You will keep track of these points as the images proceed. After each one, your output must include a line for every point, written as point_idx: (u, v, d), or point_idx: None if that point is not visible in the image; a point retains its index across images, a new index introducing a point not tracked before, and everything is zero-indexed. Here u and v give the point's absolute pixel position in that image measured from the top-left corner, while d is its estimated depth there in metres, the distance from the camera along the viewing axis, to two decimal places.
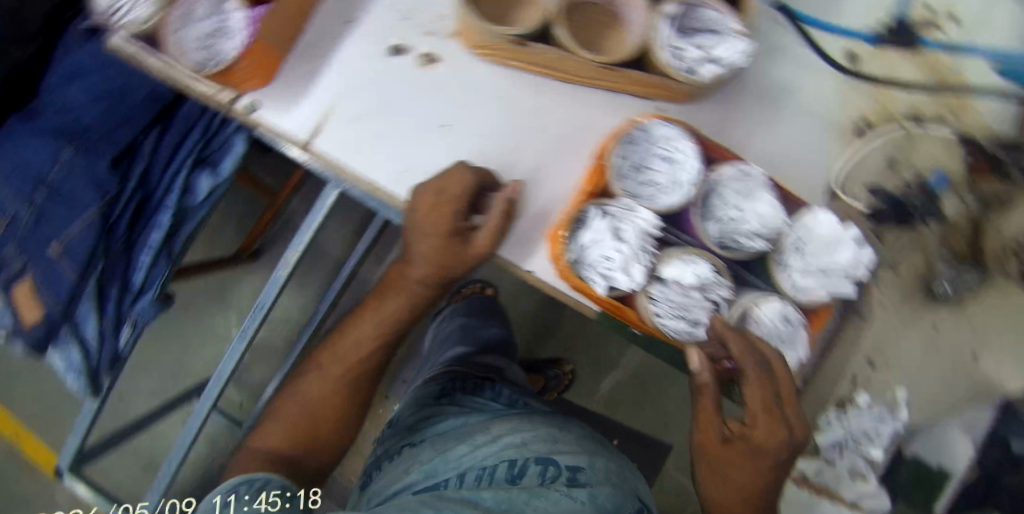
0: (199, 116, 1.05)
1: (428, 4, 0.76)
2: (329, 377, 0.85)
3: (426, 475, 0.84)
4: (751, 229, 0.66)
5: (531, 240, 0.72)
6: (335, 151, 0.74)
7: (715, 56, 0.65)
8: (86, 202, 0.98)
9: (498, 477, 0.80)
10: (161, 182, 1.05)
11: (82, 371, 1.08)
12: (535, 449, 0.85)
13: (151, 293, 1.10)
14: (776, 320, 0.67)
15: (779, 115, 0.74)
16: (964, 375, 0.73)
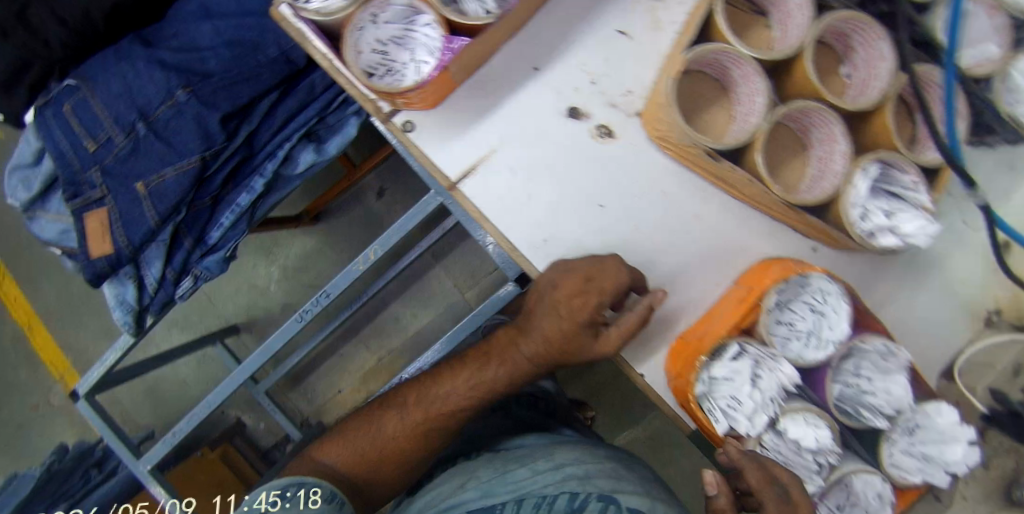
0: (319, 91, 1.06)
1: (621, 77, 0.73)
2: (413, 410, 0.92)
3: (482, 494, 0.91)
4: (875, 404, 0.66)
5: (649, 343, 0.73)
6: (482, 200, 0.73)
7: (896, 227, 0.65)
8: (189, 149, 0.97)
9: (554, 509, 0.85)
10: (268, 146, 1.06)
11: (133, 307, 1.08)
12: (600, 485, 0.88)
13: (222, 252, 1.10)
14: (870, 498, 0.66)
15: (918, 283, 0.75)
16: None
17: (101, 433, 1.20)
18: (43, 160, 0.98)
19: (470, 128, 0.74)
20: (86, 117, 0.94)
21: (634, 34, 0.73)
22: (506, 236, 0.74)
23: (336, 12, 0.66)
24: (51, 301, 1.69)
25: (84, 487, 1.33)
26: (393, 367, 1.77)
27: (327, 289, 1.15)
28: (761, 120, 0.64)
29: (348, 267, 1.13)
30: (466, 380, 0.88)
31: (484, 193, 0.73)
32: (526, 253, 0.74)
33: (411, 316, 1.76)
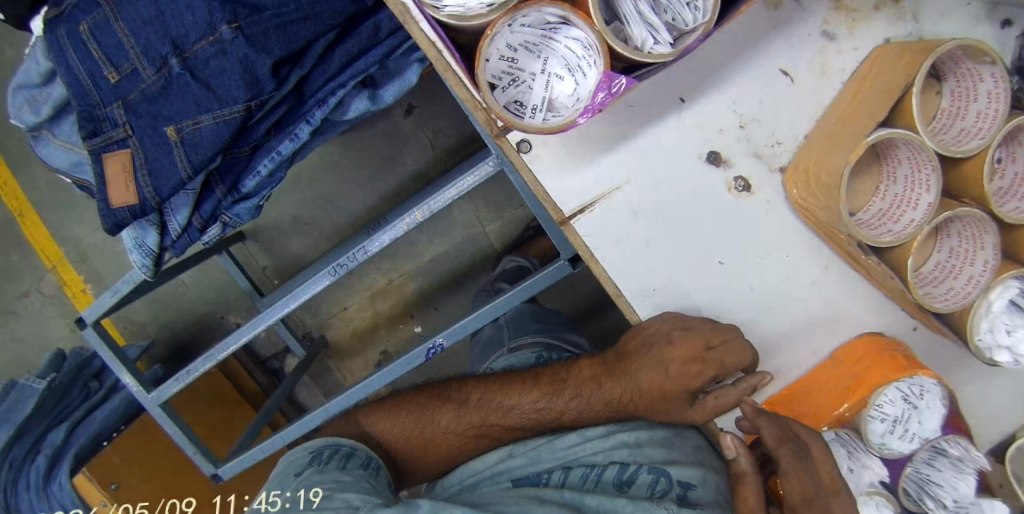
0: (382, 32, 0.94)
1: (766, 128, 0.66)
2: (471, 412, 0.85)
3: (529, 461, 0.81)
4: (940, 499, 0.68)
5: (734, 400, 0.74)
6: (595, 240, 0.69)
7: (1014, 346, 0.63)
8: (233, 97, 0.85)
9: (603, 482, 0.76)
10: (321, 92, 0.95)
11: (155, 251, 0.99)
12: (652, 455, 0.77)
13: (254, 201, 1.03)
14: None
15: (999, 371, 0.74)
16: None
17: (110, 366, 1.14)
18: (54, 83, 0.83)
19: (595, 159, 0.67)
20: (109, 44, 0.80)
21: (796, 79, 0.65)
22: (612, 279, 0.70)
23: (475, 19, 0.52)
24: (38, 186, 1.53)
25: (84, 405, 1.29)
26: (402, 292, 1.66)
27: (371, 242, 1.08)
28: (923, 222, 0.59)
29: (391, 225, 1.05)
30: (538, 398, 0.83)
31: (599, 232, 0.69)
32: (631, 299, 0.71)
33: (427, 242, 1.60)
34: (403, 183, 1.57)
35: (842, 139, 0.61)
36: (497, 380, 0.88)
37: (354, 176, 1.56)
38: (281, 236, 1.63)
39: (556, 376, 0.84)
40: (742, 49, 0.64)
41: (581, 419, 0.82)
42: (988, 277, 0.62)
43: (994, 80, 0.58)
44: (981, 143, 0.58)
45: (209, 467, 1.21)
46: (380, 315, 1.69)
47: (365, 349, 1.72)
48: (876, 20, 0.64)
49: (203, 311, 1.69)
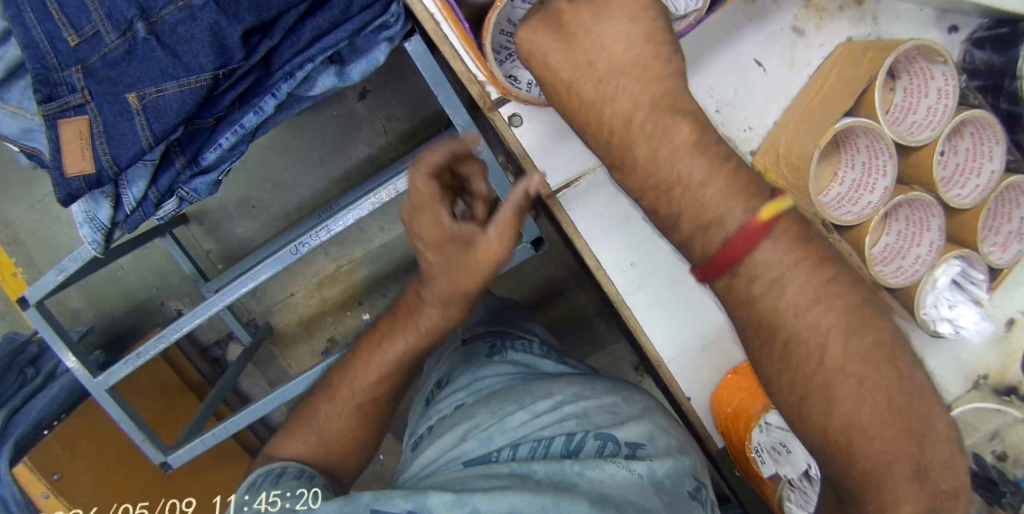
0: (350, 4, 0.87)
1: (741, 113, 0.70)
2: (370, 364, 0.78)
3: (477, 444, 0.66)
4: None
5: (701, 370, 0.75)
6: (577, 214, 0.70)
7: (955, 320, 0.70)
8: (200, 65, 0.80)
9: (550, 454, 0.63)
10: (286, 67, 0.89)
11: (107, 226, 0.93)
12: (596, 425, 0.66)
13: (215, 175, 0.95)
14: None
15: (935, 344, 0.81)
16: None
17: (53, 347, 1.04)
18: (8, 44, 0.79)
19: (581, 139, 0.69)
20: (69, 5, 0.77)
21: (767, 69, 0.69)
22: (592, 252, 0.71)
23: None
24: None
25: (20, 393, 1.20)
26: (351, 280, 1.50)
27: (314, 234, 0.94)
28: (880, 207, 0.65)
29: (354, 204, 0.92)
30: (416, 329, 0.74)
31: (581, 208, 0.70)
32: (610, 274, 0.71)
33: (378, 229, 1.45)
34: (354, 170, 1.41)
35: (814, 124, 0.65)
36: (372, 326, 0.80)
37: (303, 158, 1.39)
38: (228, 221, 1.44)
39: (411, 313, 0.74)
40: (719, 38, 0.67)
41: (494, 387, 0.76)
42: (933, 256, 0.69)
43: (944, 78, 0.64)
44: (931, 134, 0.64)
45: (161, 454, 1.09)
46: (328, 302, 1.52)
47: (314, 337, 1.55)
48: (840, 19, 0.68)
49: (143, 299, 1.46)
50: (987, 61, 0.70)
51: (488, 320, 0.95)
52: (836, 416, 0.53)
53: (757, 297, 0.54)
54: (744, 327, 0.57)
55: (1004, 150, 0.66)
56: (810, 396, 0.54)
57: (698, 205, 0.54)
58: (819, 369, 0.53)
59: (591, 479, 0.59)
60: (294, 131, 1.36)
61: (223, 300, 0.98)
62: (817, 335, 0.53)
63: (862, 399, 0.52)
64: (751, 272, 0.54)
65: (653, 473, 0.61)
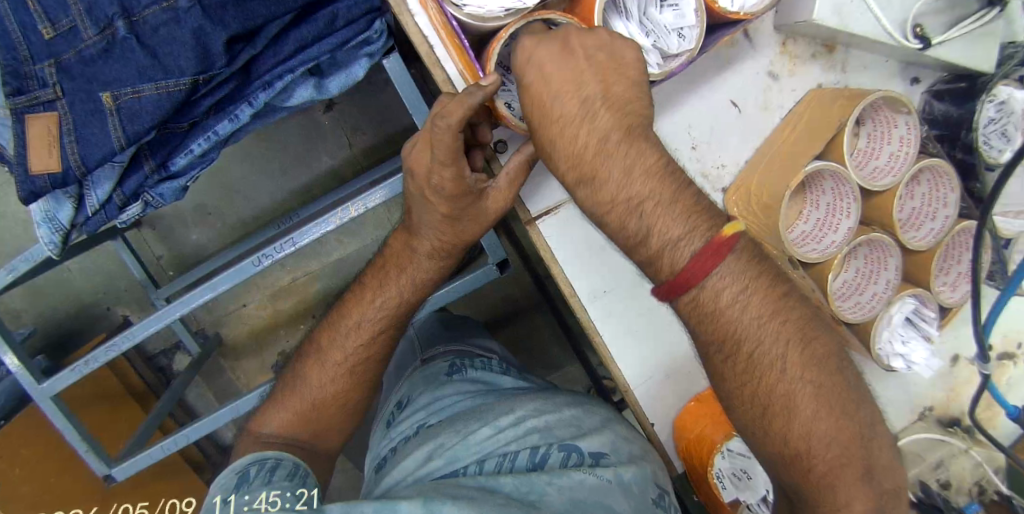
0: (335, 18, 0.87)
1: (718, 151, 0.73)
2: (329, 370, 0.76)
3: (445, 462, 0.64)
4: None
5: (664, 394, 0.77)
6: (556, 241, 0.70)
7: (906, 356, 0.74)
8: (180, 68, 0.79)
9: (516, 466, 0.62)
10: (266, 76, 0.88)
11: (67, 227, 0.89)
12: (561, 437, 0.66)
13: (185, 180, 0.93)
14: None
15: (888, 378, 0.85)
16: None
17: None
18: None
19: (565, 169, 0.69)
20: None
21: (743, 111, 0.72)
22: (566, 276, 0.71)
23: (492, 20, 0.57)
24: None
25: None
26: (306, 293, 1.43)
27: (277, 245, 0.92)
28: (843, 245, 0.68)
29: (321, 217, 0.90)
30: (407, 284, 0.76)
31: (559, 235, 0.70)
32: (583, 300, 0.72)
33: (336, 242, 1.40)
34: (317, 181, 1.39)
35: (785, 166, 0.68)
36: (329, 331, 0.78)
37: (265, 167, 1.37)
38: (182, 227, 1.40)
39: (399, 266, 0.76)
40: (700, 77, 0.70)
41: (458, 403, 0.75)
42: (889, 294, 0.72)
43: (907, 127, 0.68)
44: (894, 180, 0.68)
45: (103, 465, 1.04)
46: (280, 314, 1.44)
47: (265, 349, 1.47)
48: (811, 67, 0.73)
49: (84, 303, 1.38)
50: (945, 113, 0.76)
51: (450, 339, 0.95)
52: (795, 425, 0.54)
53: (720, 310, 0.55)
54: (702, 341, 0.57)
55: (958, 198, 0.71)
56: (767, 408, 0.55)
57: (665, 225, 0.55)
58: (774, 378, 0.54)
59: (558, 490, 0.58)
60: (261, 139, 1.34)
61: (181, 309, 0.94)
62: (777, 347, 0.54)
63: (817, 410, 0.53)
64: (715, 290, 0.55)
65: (617, 484, 0.61)
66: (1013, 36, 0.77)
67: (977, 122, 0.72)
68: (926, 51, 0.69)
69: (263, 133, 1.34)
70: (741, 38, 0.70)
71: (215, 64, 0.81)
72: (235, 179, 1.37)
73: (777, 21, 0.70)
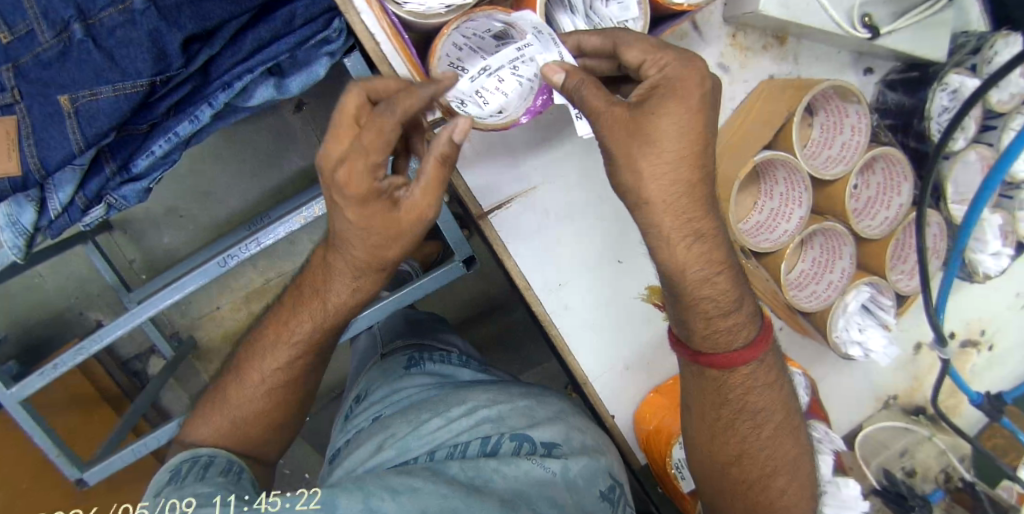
0: (293, 18, 0.87)
1: None
2: (251, 387, 0.73)
3: (397, 452, 0.63)
4: None
5: (620, 384, 0.77)
6: (507, 235, 0.69)
7: (863, 341, 0.75)
8: (137, 70, 0.79)
9: (467, 454, 0.62)
10: (223, 76, 0.88)
11: (30, 231, 0.89)
12: (515, 426, 0.66)
13: (147, 182, 0.93)
14: None
15: (849, 367, 0.86)
16: None
17: None
18: None
19: (511, 161, 0.68)
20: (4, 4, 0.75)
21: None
22: (519, 271, 0.70)
23: (434, 17, 0.58)
24: None
25: None
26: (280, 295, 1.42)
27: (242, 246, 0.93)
28: (794, 233, 0.69)
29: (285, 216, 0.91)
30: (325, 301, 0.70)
31: (512, 227, 0.69)
32: (536, 294, 0.72)
33: (308, 243, 1.39)
34: (289, 182, 1.39)
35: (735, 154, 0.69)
36: (255, 344, 0.75)
37: (236, 168, 1.37)
38: (154, 229, 1.40)
39: (317, 284, 0.70)
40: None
41: (414, 396, 0.75)
42: (844, 282, 0.72)
43: (857, 116, 0.69)
44: (844, 168, 0.69)
45: (74, 471, 1.04)
46: (254, 316, 1.44)
47: None
48: (763, 59, 0.73)
49: (56, 308, 1.38)
50: (898, 102, 0.77)
51: (413, 335, 0.95)
52: (791, 483, 0.68)
53: (767, 382, 0.66)
54: (729, 407, 0.66)
55: (911, 185, 0.71)
56: (765, 470, 0.68)
57: (678, 208, 0.53)
58: (778, 444, 0.67)
59: (504, 479, 0.58)
60: (231, 141, 1.34)
61: (148, 311, 0.94)
62: (792, 420, 0.69)
63: (802, 470, 0.69)
64: (760, 366, 0.65)
65: (563, 477, 0.61)
66: (964, 26, 0.78)
67: (928, 111, 0.74)
68: (876, 41, 0.70)
69: (234, 134, 1.34)
70: (690, 32, 0.70)
71: (174, 64, 0.81)
72: (207, 182, 1.37)
73: (726, 13, 0.70)
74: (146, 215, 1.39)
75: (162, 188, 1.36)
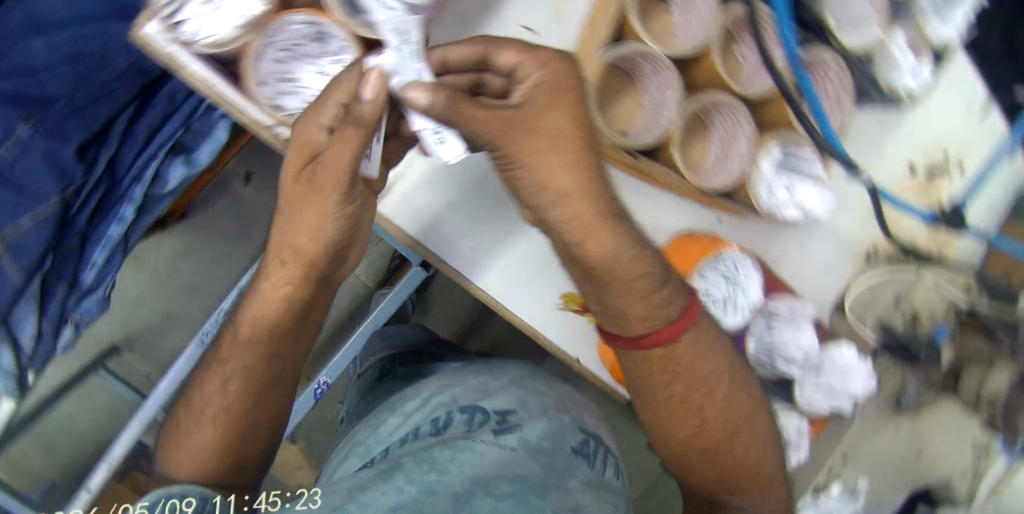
0: (176, 97, 0.91)
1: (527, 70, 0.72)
2: (211, 412, 0.71)
3: (361, 456, 0.74)
4: (791, 358, 0.78)
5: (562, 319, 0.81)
6: (401, 220, 0.77)
7: (795, 190, 0.72)
8: (45, 192, 0.83)
9: (419, 436, 0.73)
10: (129, 168, 0.92)
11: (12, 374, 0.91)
12: (463, 395, 0.81)
13: (100, 292, 0.98)
14: (794, 428, 0.80)
15: (807, 236, 0.83)
16: (904, 468, 0.89)
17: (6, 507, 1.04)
18: None
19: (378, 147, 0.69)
20: None
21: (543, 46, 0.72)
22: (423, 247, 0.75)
23: (229, 44, 0.59)
24: None
25: None
26: None
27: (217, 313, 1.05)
28: (674, 120, 0.67)
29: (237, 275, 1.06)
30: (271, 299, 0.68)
31: (404, 213, 0.77)
32: None
33: None
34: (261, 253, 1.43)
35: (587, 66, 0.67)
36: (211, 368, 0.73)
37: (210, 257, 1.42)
38: (156, 338, 1.46)
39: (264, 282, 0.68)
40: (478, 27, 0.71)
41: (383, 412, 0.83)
42: (751, 150, 0.70)
43: None
44: (702, 38, 0.65)
45: None
46: None
47: None
48: None
49: (97, 437, 1.45)
50: None
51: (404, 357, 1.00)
52: (740, 434, 0.68)
53: (711, 329, 0.65)
54: (678, 384, 0.65)
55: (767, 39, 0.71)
56: (727, 435, 0.68)
57: (573, 175, 0.51)
58: (733, 410, 0.68)
59: (461, 462, 0.66)
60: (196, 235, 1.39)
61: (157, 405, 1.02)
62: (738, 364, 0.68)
63: (757, 416, 0.69)
64: (698, 338, 0.64)
65: (519, 440, 0.71)
66: None
67: None
68: None
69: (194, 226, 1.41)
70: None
71: (84, 177, 0.87)
72: (185, 277, 1.43)
73: None
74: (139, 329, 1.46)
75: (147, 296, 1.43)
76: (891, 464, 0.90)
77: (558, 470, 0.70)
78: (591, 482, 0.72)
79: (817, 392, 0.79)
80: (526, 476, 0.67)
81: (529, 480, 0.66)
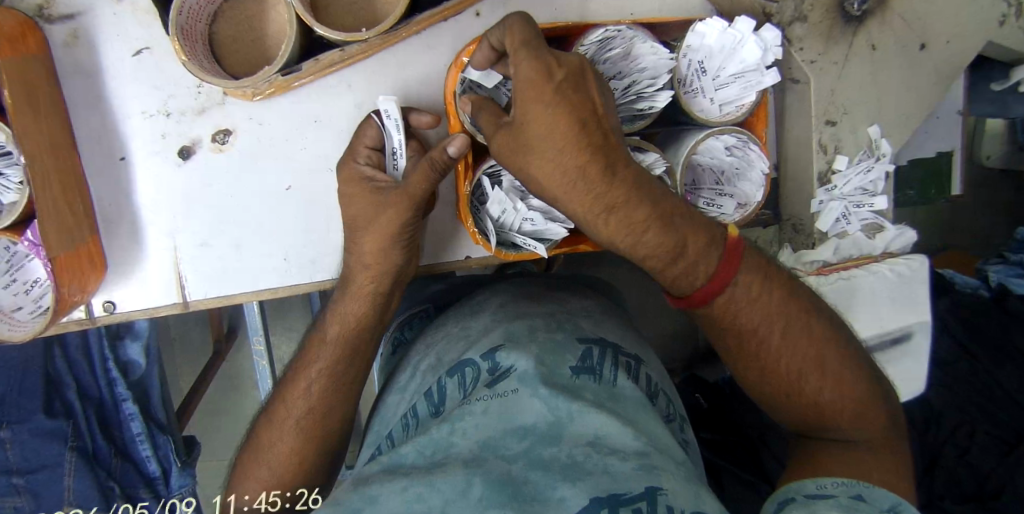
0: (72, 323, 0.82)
1: (180, 81, 0.58)
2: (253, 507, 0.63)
3: (402, 427, 0.59)
4: (649, 86, 0.55)
5: (446, 238, 0.65)
6: (172, 220, 0.60)
7: None
8: (56, 453, 0.80)
9: (420, 421, 0.58)
10: (104, 389, 0.84)
11: None
12: (507, 331, 0.62)
13: (196, 401, 1.05)
14: (721, 156, 0.58)
15: None
16: (914, 69, 0.64)
17: None
18: None
19: (180, 274, 0.61)
20: None
21: (202, 137, 0.60)
22: (239, 296, 0.62)
23: None
24: None
25: None
26: None
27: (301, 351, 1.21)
28: (317, 26, 0.51)
29: (295, 326, 1.24)
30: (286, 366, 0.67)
31: (212, 276, 0.62)
32: (284, 283, 0.63)
33: None
34: None
35: (197, 47, 0.54)
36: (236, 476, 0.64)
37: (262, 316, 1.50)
38: None
39: None
40: (123, 165, 0.59)
41: (378, 434, 0.64)
42: None
43: None
44: None
45: None
46: None
47: None
48: None
49: None
50: None
51: None
52: (805, 392, 0.54)
53: (750, 304, 0.52)
54: (775, 317, 0.53)
55: None
56: (787, 366, 0.54)
57: (694, 237, 0.48)
58: (796, 337, 0.53)
59: (466, 430, 0.50)
60: None
61: None
62: (801, 346, 0.54)
63: (845, 372, 0.54)
64: (744, 284, 0.52)
65: (520, 380, 0.53)
66: None
67: None
68: None
69: (172, 343, 1.22)
70: (86, 97, 0.57)
71: (96, 441, 0.83)
72: (215, 390, 1.26)
73: None
74: (221, 462, 1.27)
75: (195, 429, 1.26)
76: (891, 80, 0.64)
77: (564, 387, 0.53)
78: (601, 401, 0.53)
79: (859, 165, 0.64)
80: (542, 420, 0.49)
81: (541, 428, 0.48)
